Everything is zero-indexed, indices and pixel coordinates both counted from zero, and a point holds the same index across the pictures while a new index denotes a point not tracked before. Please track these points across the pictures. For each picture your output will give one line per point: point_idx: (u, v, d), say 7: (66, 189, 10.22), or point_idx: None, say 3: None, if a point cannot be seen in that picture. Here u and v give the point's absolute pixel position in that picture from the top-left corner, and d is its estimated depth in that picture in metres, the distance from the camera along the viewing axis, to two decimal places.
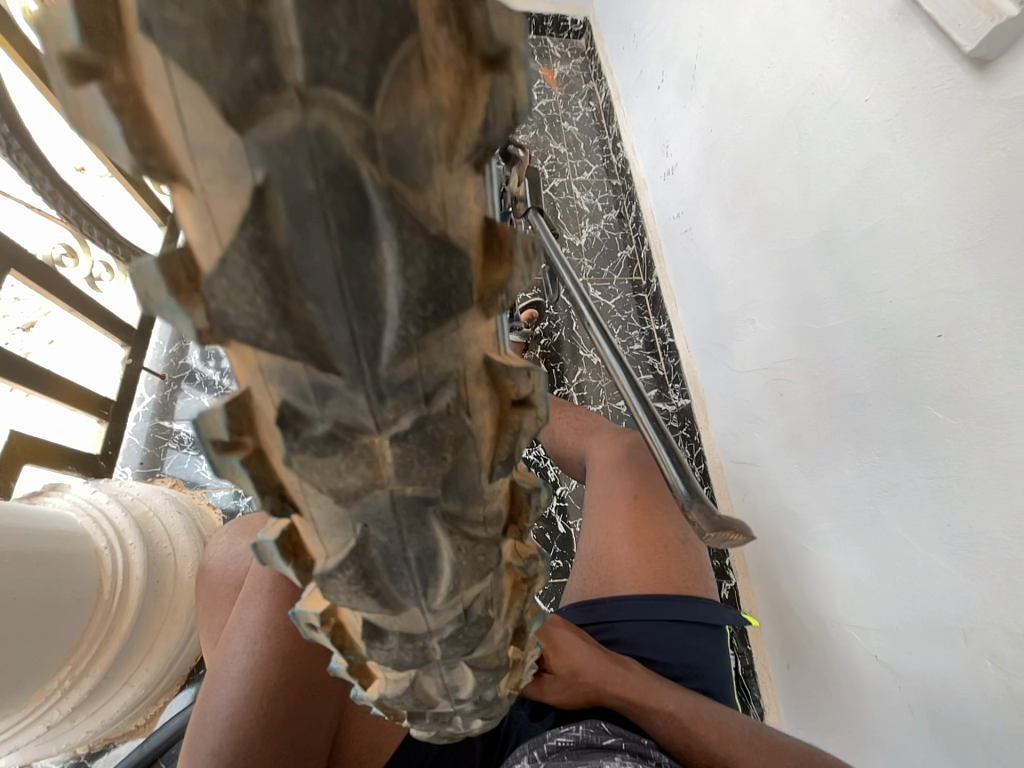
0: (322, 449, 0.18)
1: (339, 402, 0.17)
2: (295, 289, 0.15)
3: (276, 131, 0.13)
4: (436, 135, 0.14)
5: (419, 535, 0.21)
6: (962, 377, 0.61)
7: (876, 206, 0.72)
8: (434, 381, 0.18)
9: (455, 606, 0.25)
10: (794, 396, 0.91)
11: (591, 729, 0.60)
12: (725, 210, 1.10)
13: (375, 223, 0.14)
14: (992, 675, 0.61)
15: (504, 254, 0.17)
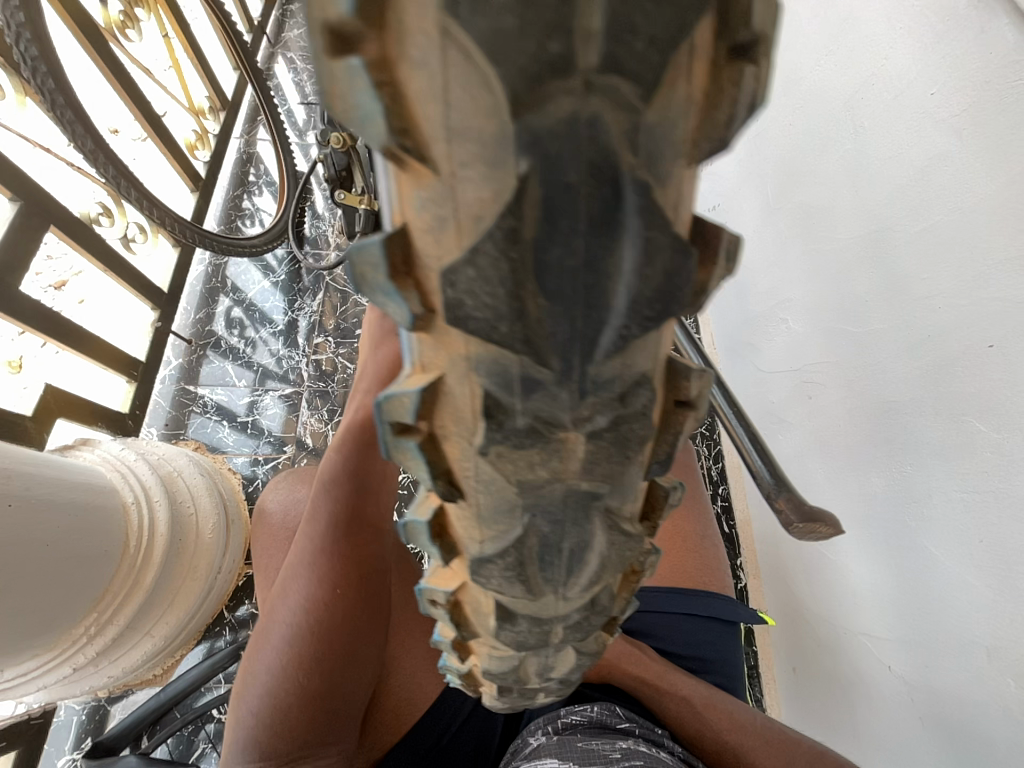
0: (512, 443, 0.19)
1: (540, 397, 0.18)
2: (533, 283, 0.15)
3: (550, 118, 0.12)
4: (683, 129, 0.14)
5: (580, 526, 0.22)
6: (1009, 391, 0.60)
7: (932, 208, 0.70)
8: (625, 387, 0.18)
9: (586, 594, 0.26)
10: (824, 400, 0.90)
11: (606, 710, 0.61)
12: (764, 206, 1.08)
13: (625, 218, 0.14)
14: (1012, 693, 0.60)
15: (710, 253, 0.16)
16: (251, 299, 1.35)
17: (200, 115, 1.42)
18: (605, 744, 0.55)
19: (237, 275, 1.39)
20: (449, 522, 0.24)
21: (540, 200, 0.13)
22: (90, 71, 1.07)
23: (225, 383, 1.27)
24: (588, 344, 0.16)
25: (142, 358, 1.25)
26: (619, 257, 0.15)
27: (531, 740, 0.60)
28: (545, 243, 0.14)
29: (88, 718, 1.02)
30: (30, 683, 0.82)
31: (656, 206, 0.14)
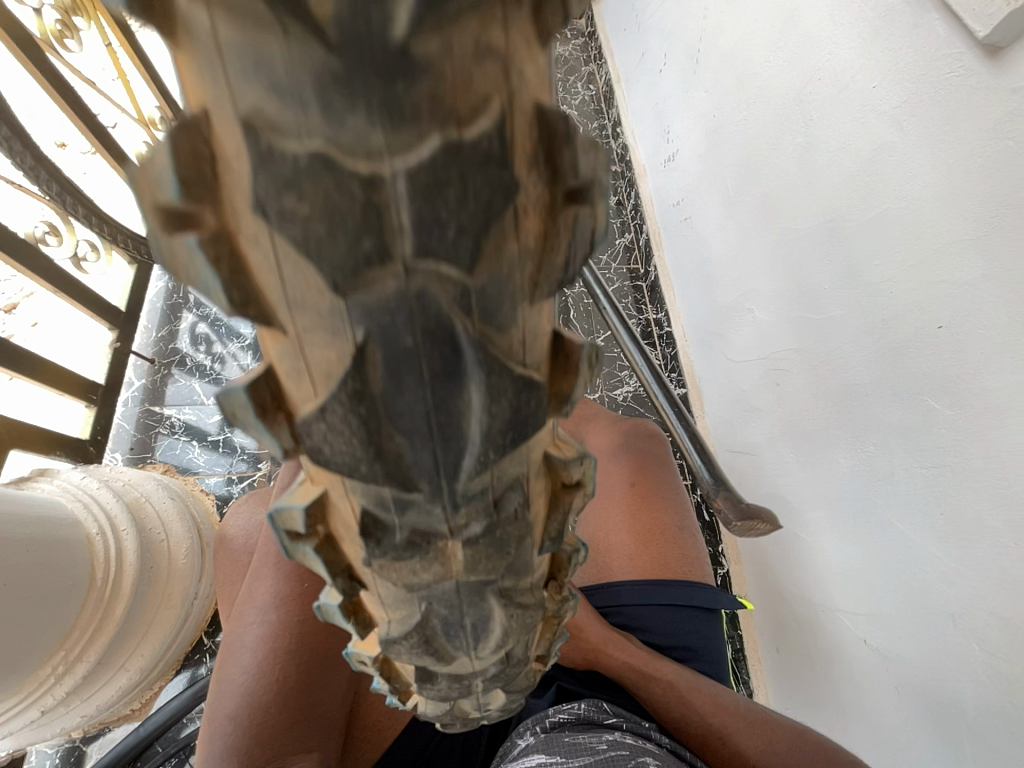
0: (394, 554, 0.23)
1: (414, 512, 0.21)
2: (389, 427, 0.19)
3: (378, 295, 0.16)
4: (521, 277, 0.18)
5: (478, 607, 0.26)
6: (961, 369, 0.63)
7: (880, 195, 0.73)
8: (492, 502, 0.22)
9: (498, 652, 0.30)
10: (791, 387, 0.94)
11: (593, 708, 0.62)
12: (726, 199, 1.12)
13: (466, 370, 0.18)
14: (979, 658, 0.64)
15: (570, 367, 0.21)
16: (216, 314, 1.31)
17: (152, 125, 1.37)
18: (590, 737, 0.57)
19: (200, 289, 1.35)
20: (361, 601, 0.28)
21: (378, 361, 0.17)
22: (28, 84, 1.03)
23: (192, 401, 1.24)
24: (443, 468, 0.20)
25: (102, 381, 1.20)
26: (458, 398, 0.19)
27: (521, 740, 0.60)
28: (390, 386, 0.18)
29: (63, 760, 0.98)
30: None
31: (479, 359, 0.18)
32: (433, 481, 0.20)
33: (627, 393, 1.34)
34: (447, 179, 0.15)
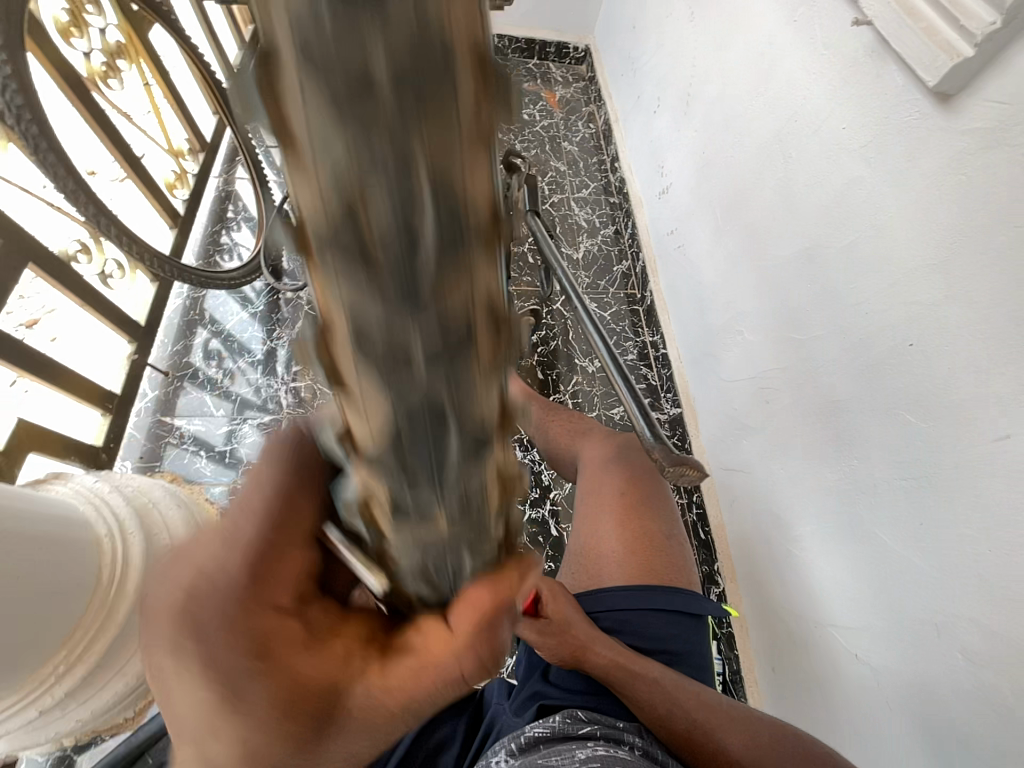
0: (416, 479, 0.20)
1: (434, 416, 0.18)
2: (309, 219, 0.15)
3: (281, 16, 0.12)
4: (445, 60, 0.13)
5: (404, 520, 0.22)
6: (933, 382, 0.66)
7: (853, 224, 0.78)
8: (488, 409, 0.19)
9: (436, 590, 0.26)
10: (780, 403, 0.97)
11: (567, 720, 0.64)
12: (715, 229, 1.19)
13: (359, 130, 0.13)
14: (964, 668, 0.64)
15: (491, 221, 0.16)
16: (228, 331, 1.39)
17: (179, 156, 1.48)
18: (562, 758, 0.58)
19: (215, 307, 1.43)
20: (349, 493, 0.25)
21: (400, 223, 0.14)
22: (76, 118, 1.12)
23: (202, 413, 1.29)
24: (453, 357, 0.17)
25: (118, 391, 1.25)
26: (460, 263, 0.16)
27: (497, 757, 0.63)
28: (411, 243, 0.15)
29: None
30: None
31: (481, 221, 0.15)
32: (447, 376, 0.17)
33: (623, 411, 1.38)
34: (455, 29, 0.13)
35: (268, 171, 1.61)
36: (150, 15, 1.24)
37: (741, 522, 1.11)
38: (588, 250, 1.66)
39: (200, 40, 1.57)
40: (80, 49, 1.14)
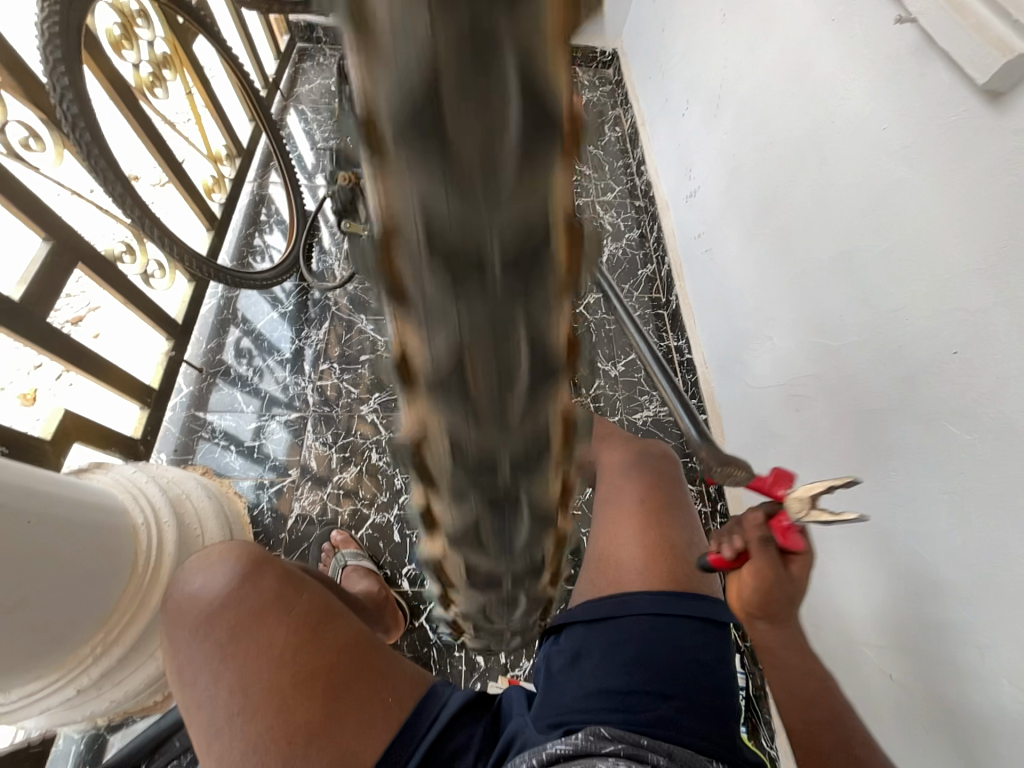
0: (481, 366, 0.19)
1: (499, 320, 0.18)
2: None
3: None
4: None
5: (451, 242, 0.16)
6: (977, 393, 0.64)
7: (892, 228, 0.76)
8: (557, 283, 0.18)
9: (498, 391, 0.20)
10: (811, 410, 0.95)
11: (591, 737, 0.55)
12: (746, 233, 1.17)
13: None
14: (1008, 692, 0.61)
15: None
16: (260, 330, 1.43)
17: (218, 161, 1.54)
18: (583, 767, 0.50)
19: (247, 307, 1.48)
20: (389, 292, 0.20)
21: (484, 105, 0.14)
22: (122, 124, 1.18)
23: (233, 409, 1.33)
24: (535, 262, 0.17)
25: (155, 385, 1.29)
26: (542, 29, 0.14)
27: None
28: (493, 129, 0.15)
29: (86, 747, 0.99)
30: (32, 706, 0.82)
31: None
32: (519, 285, 0.17)
33: (647, 416, 1.38)
34: None
35: (301, 176, 1.66)
36: (195, 27, 1.30)
37: None
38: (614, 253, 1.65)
39: (240, 50, 1.63)
40: (130, 61, 1.21)
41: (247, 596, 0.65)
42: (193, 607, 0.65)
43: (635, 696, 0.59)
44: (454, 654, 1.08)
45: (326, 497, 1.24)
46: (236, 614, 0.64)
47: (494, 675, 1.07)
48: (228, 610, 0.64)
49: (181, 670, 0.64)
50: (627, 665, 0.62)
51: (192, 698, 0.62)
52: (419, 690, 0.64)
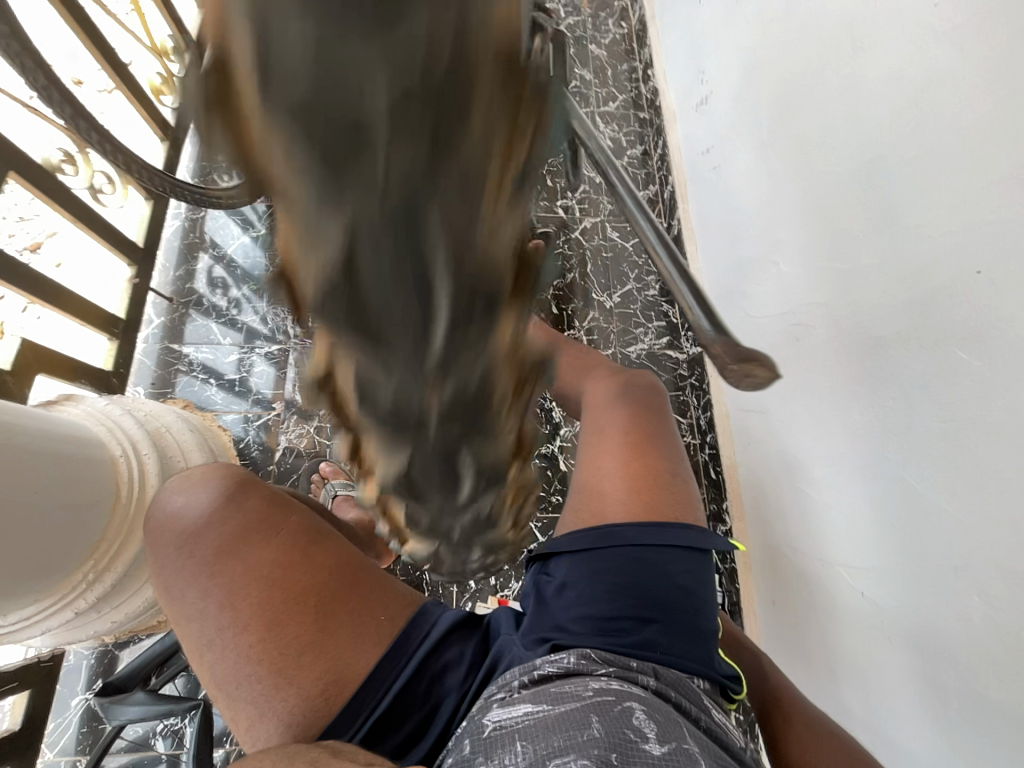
0: (347, 256, 0.29)
1: (449, 241, 0.29)
2: None
3: None
4: None
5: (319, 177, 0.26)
6: (997, 315, 0.60)
7: (926, 132, 0.68)
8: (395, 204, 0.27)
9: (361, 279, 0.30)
10: (810, 340, 0.91)
11: (582, 658, 0.57)
12: (759, 145, 1.06)
13: None
14: (976, 607, 0.63)
15: None
16: (230, 257, 1.33)
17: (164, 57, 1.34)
18: (576, 686, 0.54)
19: (214, 230, 1.36)
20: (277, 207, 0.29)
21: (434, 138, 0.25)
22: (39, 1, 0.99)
23: (209, 342, 1.26)
24: (384, 216, 0.27)
25: (123, 315, 1.21)
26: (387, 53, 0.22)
27: (507, 683, 0.58)
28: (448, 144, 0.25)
29: (99, 660, 1.05)
30: (32, 627, 0.83)
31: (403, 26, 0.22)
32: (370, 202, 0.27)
33: (641, 349, 1.33)
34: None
35: None
36: None
37: (753, 463, 1.10)
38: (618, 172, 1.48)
39: None
40: None
41: (233, 513, 0.63)
42: (176, 527, 0.63)
43: (618, 621, 0.59)
44: (444, 575, 1.12)
45: (313, 431, 1.21)
46: (219, 535, 0.62)
47: (484, 596, 1.11)
48: (212, 530, 0.62)
49: (167, 586, 0.63)
50: (610, 592, 0.60)
51: (183, 612, 0.62)
52: (409, 609, 0.65)
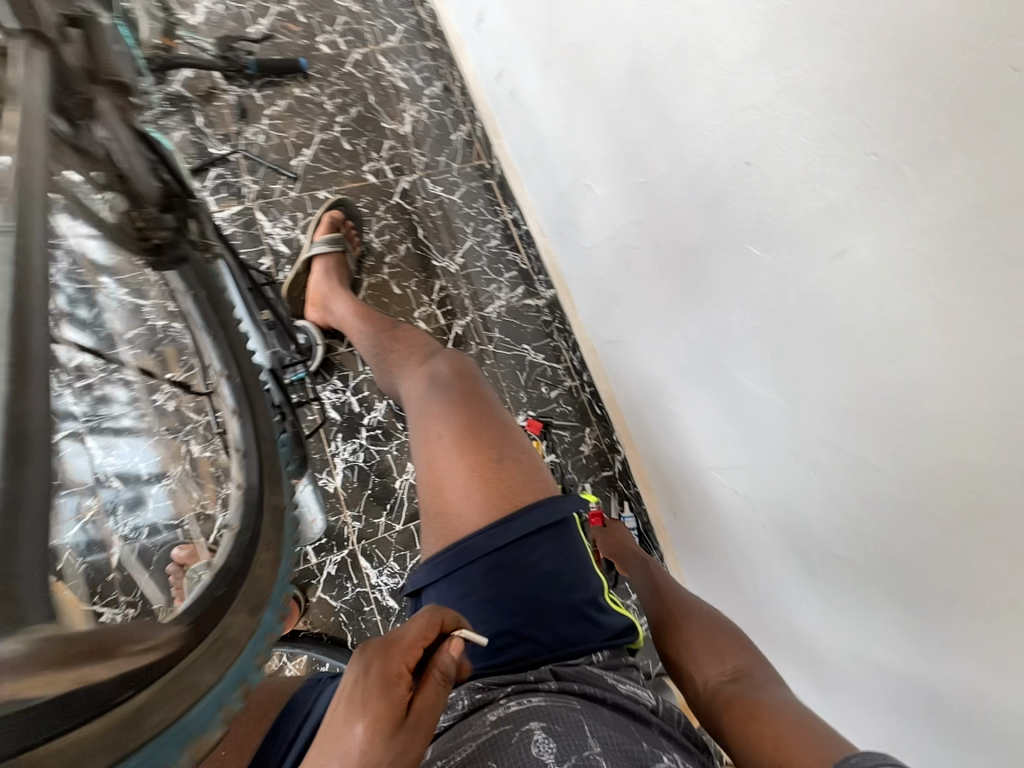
0: None
1: None
2: None
3: None
4: None
5: None
6: (777, 202, 0.58)
7: (678, 16, 0.63)
8: None
9: None
10: (639, 263, 0.88)
11: (476, 691, 0.50)
12: (541, 57, 0.96)
13: None
14: (815, 483, 0.66)
15: None
16: None
17: None
18: (471, 726, 0.46)
19: None
20: None
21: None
22: None
23: None
24: None
25: None
26: None
27: None
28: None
29: None
30: None
31: None
32: None
33: (500, 306, 1.23)
34: None
35: None
36: None
37: (624, 392, 1.09)
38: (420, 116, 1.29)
39: None
40: None
41: None
42: None
43: (500, 635, 0.54)
44: (365, 610, 0.97)
45: None
46: None
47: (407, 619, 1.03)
48: None
49: None
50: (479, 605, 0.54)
51: None
52: (280, 698, 0.50)
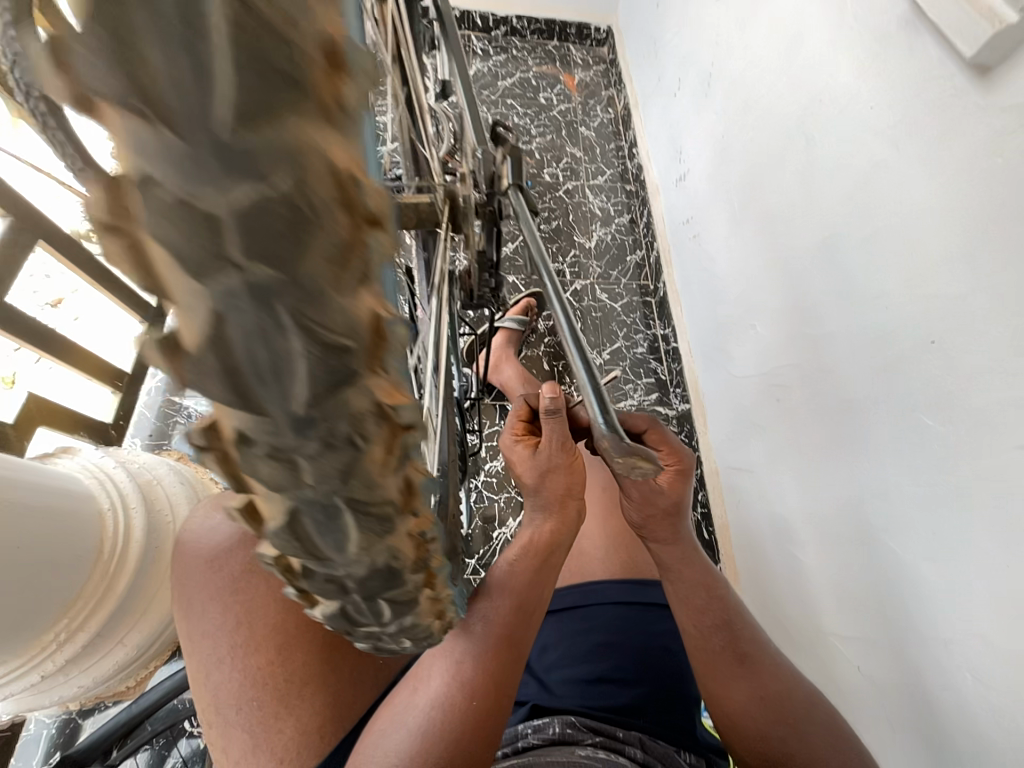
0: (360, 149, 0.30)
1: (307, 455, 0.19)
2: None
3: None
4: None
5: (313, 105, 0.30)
6: (960, 385, 0.62)
7: (874, 215, 0.74)
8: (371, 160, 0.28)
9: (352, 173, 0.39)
10: (790, 402, 0.93)
11: (568, 726, 0.53)
12: (731, 215, 1.14)
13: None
14: (969, 685, 0.61)
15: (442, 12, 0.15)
16: None
17: None
18: (561, 753, 0.49)
19: None
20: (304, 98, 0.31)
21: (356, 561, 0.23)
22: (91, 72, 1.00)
23: None
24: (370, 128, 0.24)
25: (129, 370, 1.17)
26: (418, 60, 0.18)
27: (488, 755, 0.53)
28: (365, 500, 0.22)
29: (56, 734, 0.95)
30: None
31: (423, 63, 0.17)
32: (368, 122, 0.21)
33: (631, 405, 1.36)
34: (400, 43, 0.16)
35: None
36: None
37: (742, 522, 1.08)
38: (608, 238, 1.56)
39: None
40: None
41: None
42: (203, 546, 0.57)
43: (602, 684, 0.58)
44: None
45: None
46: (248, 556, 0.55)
47: None
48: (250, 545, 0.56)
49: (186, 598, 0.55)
50: (594, 647, 0.61)
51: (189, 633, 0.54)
52: None
